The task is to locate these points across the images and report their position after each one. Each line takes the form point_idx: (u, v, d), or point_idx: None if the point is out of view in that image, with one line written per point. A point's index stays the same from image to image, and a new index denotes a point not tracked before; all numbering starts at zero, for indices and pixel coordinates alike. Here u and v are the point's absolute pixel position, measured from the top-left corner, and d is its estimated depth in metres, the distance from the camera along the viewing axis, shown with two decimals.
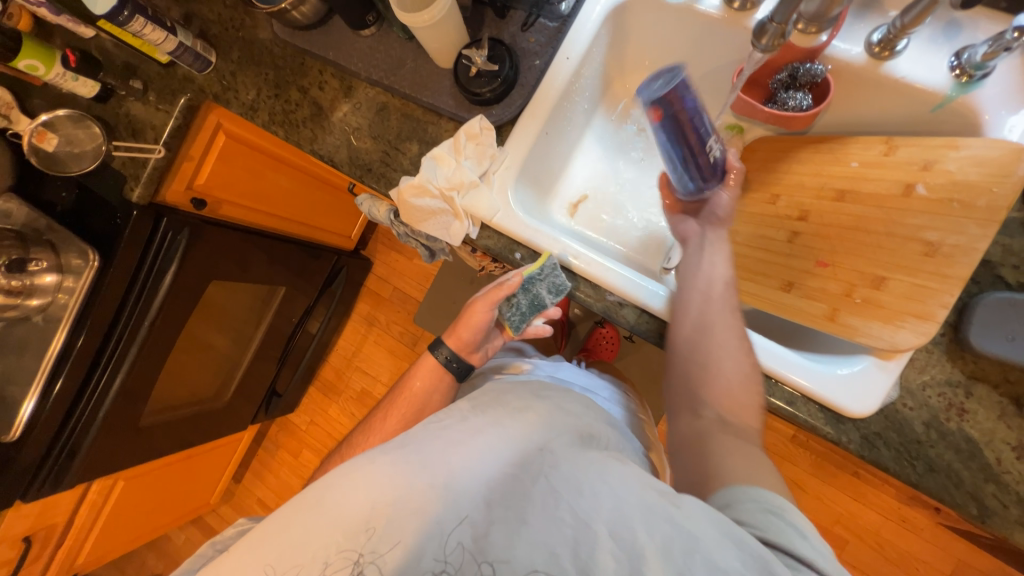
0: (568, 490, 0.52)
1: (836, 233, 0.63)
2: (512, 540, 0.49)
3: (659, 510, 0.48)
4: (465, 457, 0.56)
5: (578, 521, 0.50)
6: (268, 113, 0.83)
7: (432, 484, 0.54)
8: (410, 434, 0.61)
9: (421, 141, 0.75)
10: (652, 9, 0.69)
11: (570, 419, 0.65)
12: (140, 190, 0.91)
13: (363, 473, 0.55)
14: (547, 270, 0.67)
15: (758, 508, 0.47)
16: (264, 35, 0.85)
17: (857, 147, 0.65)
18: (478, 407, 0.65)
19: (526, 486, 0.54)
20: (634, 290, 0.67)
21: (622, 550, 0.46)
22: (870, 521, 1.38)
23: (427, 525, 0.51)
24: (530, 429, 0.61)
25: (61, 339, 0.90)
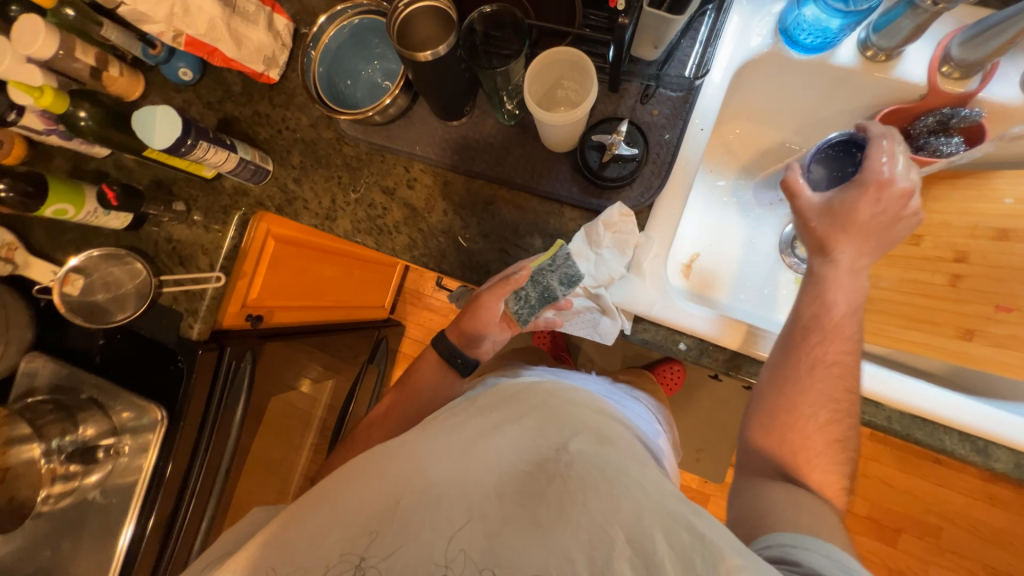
0: (582, 491, 0.50)
1: (1012, 275, 0.61)
2: (525, 541, 0.48)
3: (678, 517, 0.48)
4: (482, 457, 0.55)
5: (593, 523, 0.48)
6: (351, 221, 0.74)
7: (453, 483, 0.53)
8: (432, 432, 0.60)
9: (543, 233, 0.68)
10: (776, 66, 0.65)
11: (585, 415, 0.62)
12: (200, 325, 0.79)
13: (389, 466, 0.56)
14: (559, 261, 0.63)
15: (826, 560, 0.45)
16: (327, 133, 0.76)
17: (1008, 183, 0.64)
18: (495, 407, 0.64)
19: (545, 491, 0.51)
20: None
21: (636, 559, 0.45)
22: (960, 505, 1.39)
23: (441, 533, 0.49)
24: (545, 431, 0.59)
25: (133, 513, 0.74)
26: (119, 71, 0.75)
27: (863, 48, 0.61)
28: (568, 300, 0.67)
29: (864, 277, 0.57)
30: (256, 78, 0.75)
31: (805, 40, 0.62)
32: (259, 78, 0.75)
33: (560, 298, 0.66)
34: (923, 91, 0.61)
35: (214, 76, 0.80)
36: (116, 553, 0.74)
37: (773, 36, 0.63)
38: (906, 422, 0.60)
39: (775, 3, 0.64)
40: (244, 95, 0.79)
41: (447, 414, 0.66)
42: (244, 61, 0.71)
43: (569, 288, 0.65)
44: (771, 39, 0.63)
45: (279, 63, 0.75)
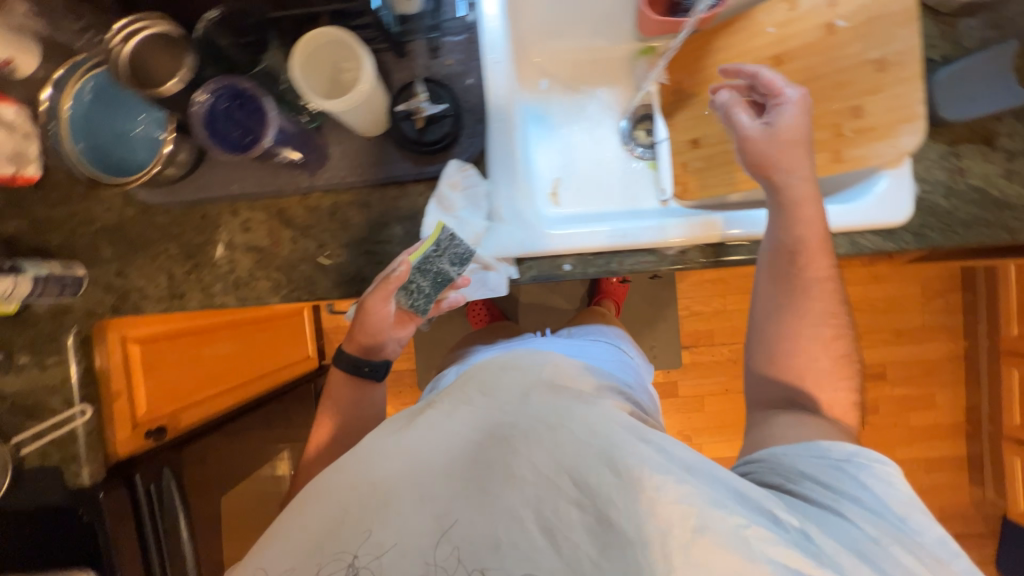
0: (530, 446, 0.50)
1: (796, 91, 0.70)
2: (476, 515, 0.46)
3: (625, 447, 0.49)
4: (433, 439, 0.54)
5: (540, 476, 0.48)
6: (201, 289, 0.67)
7: (404, 476, 0.50)
8: (380, 434, 0.58)
9: (400, 219, 0.66)
10: None
11: (527, 369, 0.62)
12: (89, 467, 0.69)
13: (340, 471, 0.53)
14: (444, 243, 0.61)
15: (820, 464, 0.53)
16: (129, 210, 0.67)
17: (766, 14, 0.71)
18: (446, 398, 0.61)
19: (492, 455, 0.50)
20: (694, 232, 0.65)
21: (585, 500, 0.46)
22: (858, 293, 1.63)
23: (401, 522, 0.47)
24: (492, 402, 0.57)
25: None
26: None
27: None
28: (463, 277, 0.66)
29: (816, 208, 0.61)
30: (13, 183, 0.64)
31: None
32: (15, 182, 0.64)
33: (456, 276, 0.65)
34: None
35: None
36: None
37: None
38: None
39: None
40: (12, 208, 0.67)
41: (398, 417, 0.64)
42: None
43: (462, 266, 0.64)
44: None
45: (32, 158, 0.64)
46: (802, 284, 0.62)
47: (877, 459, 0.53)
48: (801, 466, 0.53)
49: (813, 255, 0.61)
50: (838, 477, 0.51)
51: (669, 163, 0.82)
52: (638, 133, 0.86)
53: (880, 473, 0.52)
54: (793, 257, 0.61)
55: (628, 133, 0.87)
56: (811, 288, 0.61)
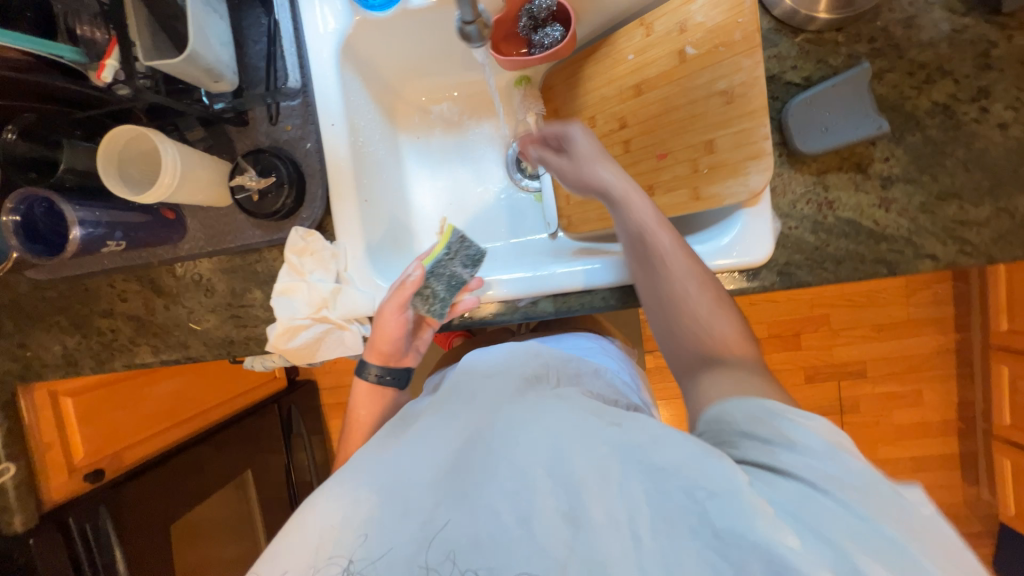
0: (503, 445, 0.45)
1: (655, 123, 0.66)
2: (459, 521, 0.41)
3: (601, 433, 0.43)
4: (409, 448, 0.48)
5: (518, 474, 0.42)
6: (92, 356, 0.73)
7: (382, 486, 0.46)
8: (367, 444, 0.53)
9: (259, 283, 0.68)
10: (374, 29, 0.65)
11: (520, 361, 0.58)
12: (20, 516, 0.78)
13: (334, 484, 0.48)
14: (455, 246, 0.65)
15: (756, 415, 0.38)
16: (21, 287, 0.72)
17: (624, 40, 0.67)
18: (412, 413, 0.56)
19: (472, 457, 0.46)
20: (537, 287, 0.66)
21: (564, 494, 0.40)
22: (834, 288, 1.53)
23: (377, 539, 0.43)
24: (465, 409, 0.53)
25: None
26: None
27: None
28: (477, 279, 0.68)
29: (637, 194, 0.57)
30: None
31: None
32: None
33: (469, 279, 0.67)
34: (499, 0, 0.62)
35: None
36: None
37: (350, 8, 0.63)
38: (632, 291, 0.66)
39: None
40: None
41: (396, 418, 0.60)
42: None
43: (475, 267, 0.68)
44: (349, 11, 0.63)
45: None
46: (656, 260, 0.55)
47: (804, 415, 0.37)
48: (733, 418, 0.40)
49: (657, 229, 0.55)
50: None
51: (553, 197, 0.79)
52: (525, 164, 0.84)
53: (797, 425, 0.36)
54: (637, 237, 0.56)
55: (516, 164, 0.85)
56: (673, 260, 0.54)
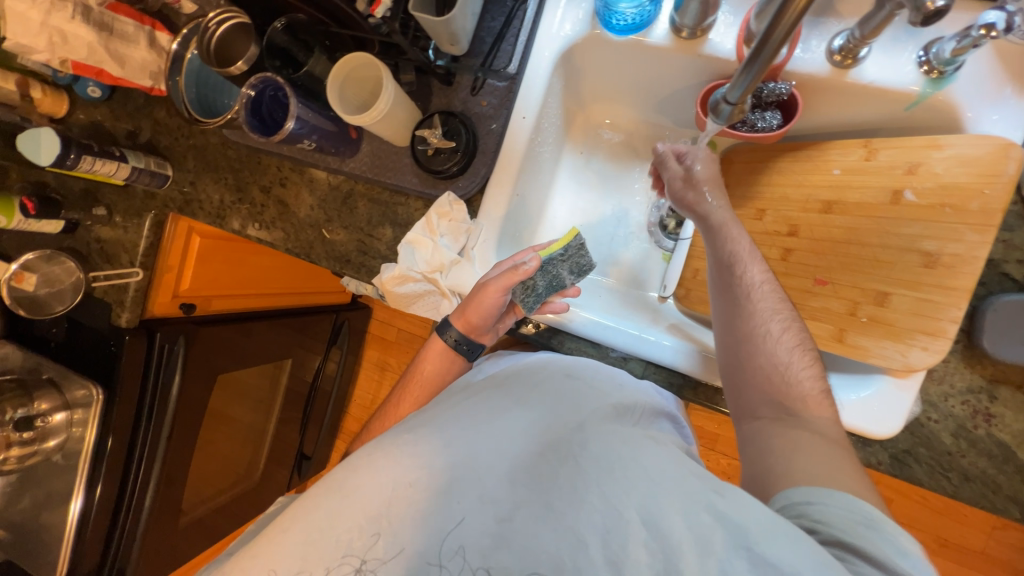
0: (597, 474, 0.49)
1: (830, 248, 0.62)
2: (538, 528, 0.47)
3: (702, 499, 0.45)
4: (491, 437, 0.52)
5: (607, 507, 0.47)
6: (237, 218, 0.82)
7: (464, 467, 0.50)
8: (440, 413, 0.58)
9: (393, 224, 0.73)
10: (600, 47, 0.66)
11: (605, 385, 0.62)
12: (127, 314, 0.91)
13: (399, 450, 0.52)
14: (571, 251, 0.64)
15: (848, 518, 0.43)
16: (214, 139, 0.83)
17: (838, 154, 0.63)
18: (502, 390, 0.60)
19: (557, 470, 0.51)
20: (634, 348, 0.69)
21: (654, 543, 0.45)
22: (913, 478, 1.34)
23: (443, 514, 0.48)
24: (552, 405, 0.57)
25: (84, 468, 0.89)
26: (41, 93, 0.86)
27: (677, 27, 0.60)
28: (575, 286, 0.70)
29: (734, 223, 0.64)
30: (150, 92, 0.83)
31: (618, 22, 0.62)
32: (151, 92, 0.83)
33: (569, 284, 0.68)
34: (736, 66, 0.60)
35: (123, 95, 0.89)
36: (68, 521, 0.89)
37: (590, 18, 0.64)
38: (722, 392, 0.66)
39: None
40: (149, 109, 0.88)
41: (456, 389, 0.65)
42: (132, 78, 0.79)
43: (579, 276, 0.68)
44: (588, 21, 0.64)
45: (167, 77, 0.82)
46: (749, 314, 0.58)
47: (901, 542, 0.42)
48: (830, 517, 0.43)
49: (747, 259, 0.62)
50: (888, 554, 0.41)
51: (683, 263, 0.79)
52: (669, 222, 0.83)
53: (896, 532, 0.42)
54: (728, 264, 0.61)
55: (659, 220, 0.84)
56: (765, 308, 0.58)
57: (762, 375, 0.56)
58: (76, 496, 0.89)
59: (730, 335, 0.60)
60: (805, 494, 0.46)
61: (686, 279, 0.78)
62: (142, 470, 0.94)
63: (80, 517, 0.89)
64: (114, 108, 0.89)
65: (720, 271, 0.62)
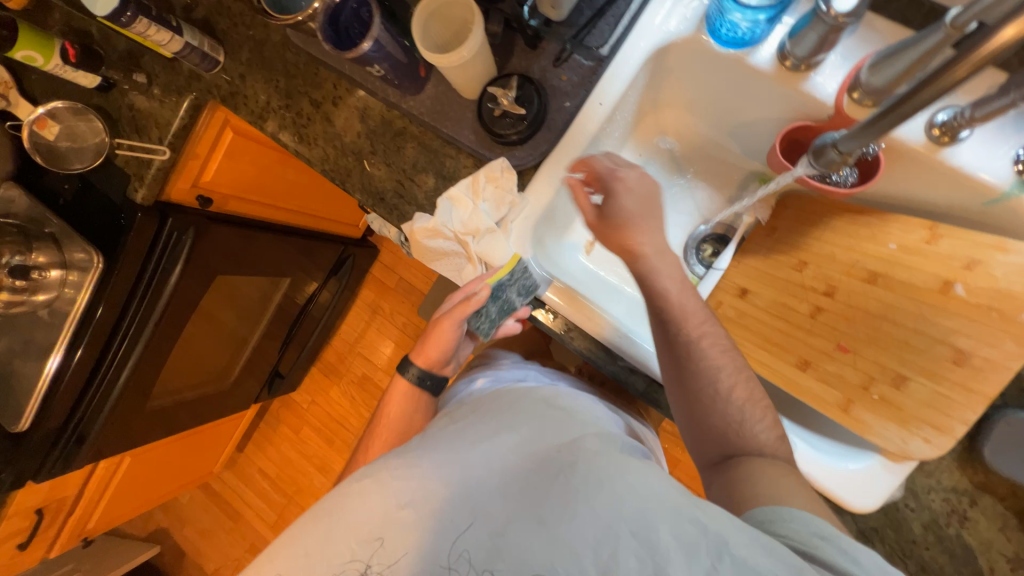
0: (585, 488, 0.50)
1: (862, 318, 0.61)
2: (531, 540, 0.49)
3: (683, 513, 0.46)
4: (476, 458, 0.55)
5: (598, 520, 0.48)
6: (278, 125, 0.79)
7: (449, 489, 0.52)
8: (430, 439, 0.61)
9: (437, 174, 0.71)
10: (698, 54, 0.63)
11: (587, 418, 0.64)
12: (144, 191, 0.88)
13: (387, 476, 0.55)
14: (516, 274, 0.67)
15: (804, 532, 0.44)
16: (276, 36, 0.79)
17: (898, 228, 0.62)
18: (493, 416, 0.63)
19: (546, 484, 0.52)
20: (645, 362, 0.68)
21: (644, 552, 0.45)
22: None
23: (436, 530, 0.51)
24: (540, 431, 0.60)
25: (70, 329, 0.88)
26: None
27: (783, 54, 0.58)
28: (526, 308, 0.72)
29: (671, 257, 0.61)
30: None
31: (726, 33, 0.59)
32: None
33: (520, 307, 0.71)
34: (830, 112, 0.58)
35: None
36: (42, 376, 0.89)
37: (698, 20, 0.61)
38: None
39: None
40: None
41: (451, 417, 0.68)
42: None
43: (528, 297, 0.70)
44: (696, 22, 0.61)
45: None
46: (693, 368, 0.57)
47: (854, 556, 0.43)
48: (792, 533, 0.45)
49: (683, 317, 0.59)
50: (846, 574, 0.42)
51: (708, 291, 0.78)
52: (706, 248, 0.81)
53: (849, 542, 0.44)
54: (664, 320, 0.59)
55: (696, 242, 0.83)
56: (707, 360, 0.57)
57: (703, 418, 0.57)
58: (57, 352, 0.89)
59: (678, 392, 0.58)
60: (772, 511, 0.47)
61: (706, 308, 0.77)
62: (123, 346, 0.94)
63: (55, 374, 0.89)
64: None
65: (664, 329, 0.59)
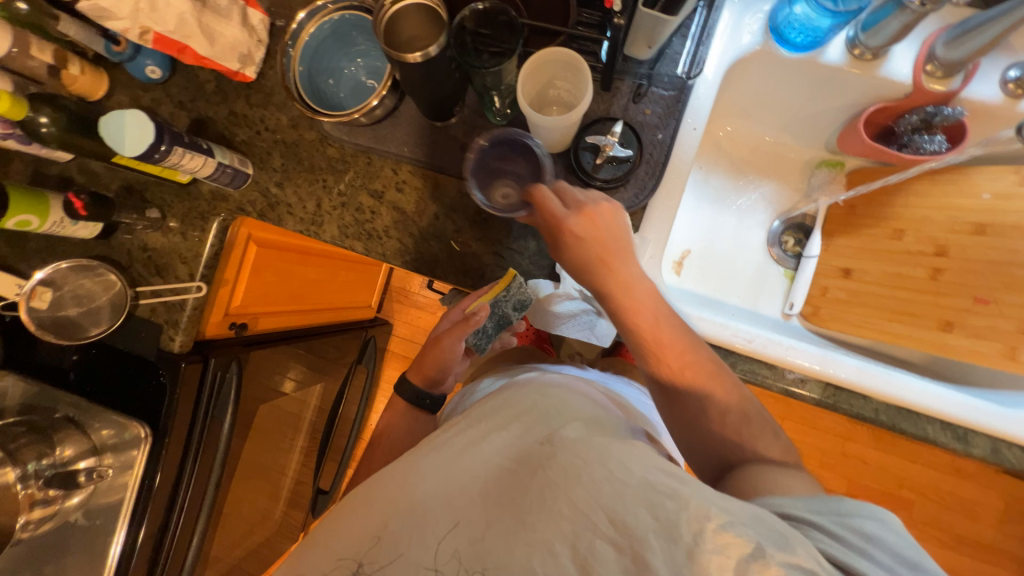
0: (567, 480, 0.46)
1: (988, 268, 0.63)
2: (511, 545, 0.44)
3: (667, 498, 0.42)
4: (466, 460, 0.52)
5: (576, 513, 0.44)
6: (337, 226, 0.72)
7: (443, 497, 0.49)
8: (418, 450, 0.57)
9: (537, 236, 0.67)
10: (767, 63, 0.65)
11: (587, 404, 0.60)
12: (181, 338, 0.76)
13: (374, 492, 0.53)
14: (510, 291, 0.65)
15: (817, 506, 0.41)
16: (309, 134, 0.73)
17: (986, 178, 0.65)
18: (477, 416, 0.59)
19: (525, 482, 0.48)
20: (820, 367, 0.65)
21: (622, 540, 0.42)
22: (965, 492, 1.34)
23: (429, 538, 0.47)
24: (533, 420, 0.55)
25: (126, 515, 0.72)
26: (80, 69, 0.70)
27: (851, 45, 0.61)
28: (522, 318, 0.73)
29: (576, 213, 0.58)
30: (231, 76, 0.72)
31: (795, 37, 0.62)
32: (234, 76, 0.71)
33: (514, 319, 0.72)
34: (909, 89, 0.62)
35: (186, 78, 0.75)
36: None
37: (762, 31, 0.63)
38: (892, 413, 0.65)
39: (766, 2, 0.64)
40: (219, 95, 0.75)
41: (440, 427, 0.62)
42: (217, 59, 0.68)
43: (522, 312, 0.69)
44: (761, 33, 0.63)
45: (255, 61, 0.71)
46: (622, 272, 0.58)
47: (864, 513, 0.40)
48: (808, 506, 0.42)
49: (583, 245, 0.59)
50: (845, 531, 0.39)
51: (808, 282, 0.79)
52: (788, 240, 0.83)
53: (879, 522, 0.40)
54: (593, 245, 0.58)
55: (777, 237, 0.83)
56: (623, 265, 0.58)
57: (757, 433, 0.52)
58: (118, 532, 0.72)
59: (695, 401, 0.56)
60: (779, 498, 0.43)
61: (814, 296, 0.78)
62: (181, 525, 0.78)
63: None
64: (172, 92, 0.76)
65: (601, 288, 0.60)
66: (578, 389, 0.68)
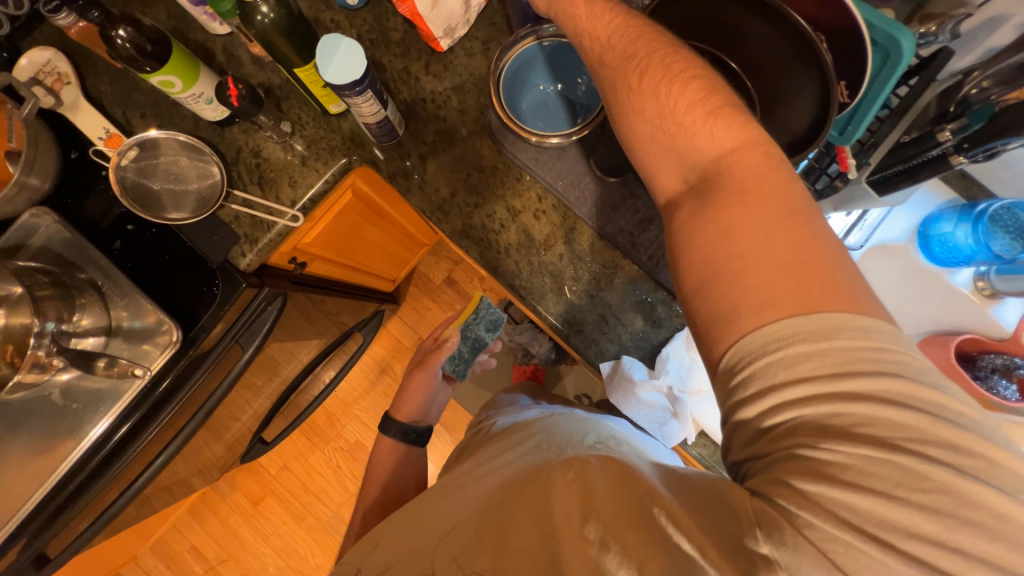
0: (557, 497, 0.43)
1: None
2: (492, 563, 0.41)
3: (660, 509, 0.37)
4: (464, 495, 0.52)
5: (560, 524, 0.40)
6: (462, 222, 0.71)
7: (437, 531, 0.48)
8: (424, 495, 0.57)
9: (646, 318, 0.68)
10: (901, 261, 0.73)
11: (598, 426, 0.59)
12: (250, 258, 0.71)
13: (382, 534, 0.55)
14: (481, 314, 0.88)
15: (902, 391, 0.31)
16: (471, 125, 0.72)
17: None
18: (487, 457, 0.58)
19: (514, 503, 0.45)
20: None
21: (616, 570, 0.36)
22: None
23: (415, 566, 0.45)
24: (533, 454, 0.54)
25: (120, 405, 0.65)
26: None
27: (978, 280, 0.70)
28: (566, 341, 0.70)
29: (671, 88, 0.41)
30: (426, 39, 0.70)
31: (937, 252, 0.70)
32: (428, 41, 0.70)
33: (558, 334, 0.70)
34: (1007, 336, 0.69)
35: (374, 13, 0.73)
36: (36, 484, 0.63)
37: (908, 236, 0.72)
38: None
39: (919, 211, 0.72)
40: (399, 46, 0.73)
41: (451, 473, 0.61)
42: (427, 21, 0.67)
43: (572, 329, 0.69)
44: (907, 237, 0.72)
45: (454, 36, 0.71)
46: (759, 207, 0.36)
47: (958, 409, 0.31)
48: (967, 511, 0.29)
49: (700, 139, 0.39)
50: (937, 449, 0.30)
51: None
52: None
53: (976, 424, 0.31)
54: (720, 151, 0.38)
55: None
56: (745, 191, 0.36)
57: (878, 320, 0.32)
58: (104, 416, 0.65)
59: (793, 298, 0.33)
60: (866, 456, 0.30)
61: None
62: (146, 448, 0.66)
63: (56, 483, 0.64)
64: (356, 23, 0.73)
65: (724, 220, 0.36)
66: (603, 421, 0.63)
